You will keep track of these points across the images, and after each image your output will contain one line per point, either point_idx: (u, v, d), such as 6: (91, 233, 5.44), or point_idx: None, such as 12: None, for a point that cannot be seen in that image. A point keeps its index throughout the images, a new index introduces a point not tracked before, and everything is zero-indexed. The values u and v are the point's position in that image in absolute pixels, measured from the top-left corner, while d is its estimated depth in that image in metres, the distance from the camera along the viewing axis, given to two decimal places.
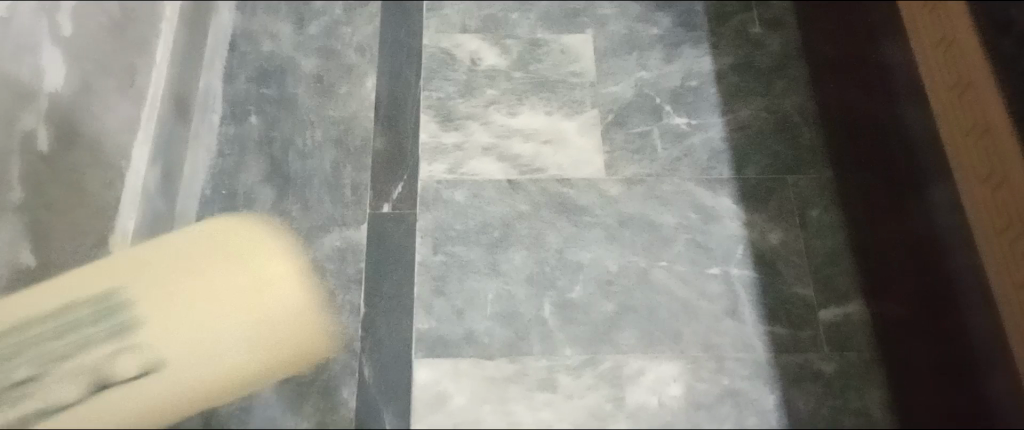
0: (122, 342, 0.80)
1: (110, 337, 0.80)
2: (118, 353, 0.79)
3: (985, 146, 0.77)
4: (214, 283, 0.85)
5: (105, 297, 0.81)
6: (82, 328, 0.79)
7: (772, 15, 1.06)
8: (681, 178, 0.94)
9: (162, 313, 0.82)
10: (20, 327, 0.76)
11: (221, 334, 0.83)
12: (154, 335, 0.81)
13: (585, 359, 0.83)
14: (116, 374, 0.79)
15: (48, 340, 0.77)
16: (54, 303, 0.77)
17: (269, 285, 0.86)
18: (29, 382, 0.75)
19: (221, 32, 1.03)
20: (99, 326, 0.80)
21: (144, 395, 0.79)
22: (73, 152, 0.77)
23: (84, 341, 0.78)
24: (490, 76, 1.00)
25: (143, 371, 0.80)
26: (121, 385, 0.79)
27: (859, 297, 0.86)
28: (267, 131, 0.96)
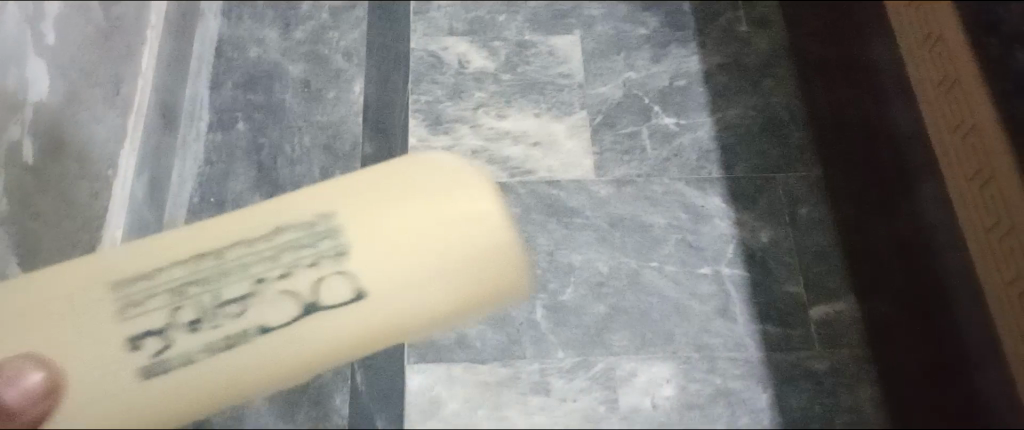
0: (335, 270, 0.47)
1: (325, 263, 0.47)
2: (320, 275, 0.46)
3: (972, 143, 0.77)
4: (382, 189, 0.48)
5: (306, 221, 0.48)
6: (294, 255, 0.47)
7: (759, 14, 1.06)
8: (670, 179, 0.94)
9: (369, 221, 0.47)
10: (189, 260, 0.47)
11: (395, 228, 0.47)
12: (355, 259, 0.47)
13: (578, 362, 0.83)
14: (319, 298, 0.46)
15: (232, 255, 0.47)
16: (254, 231, 0.48)
17: (462, 198, 0.48)
18: (181, 325, 0.46)
19: (206, 39, 1.02)
20: (313, 253, 0.47)
21: (351, 316, 0.47)
22: (62, 163, 0.76)
23: (242, 268, 0.47)
24: (478, 78, 1.00)
25: (349, 295, 0.47)
26: (274, 330, 0.46)
27: (849, 295, 0.87)
28: (255, 138, 0.95)
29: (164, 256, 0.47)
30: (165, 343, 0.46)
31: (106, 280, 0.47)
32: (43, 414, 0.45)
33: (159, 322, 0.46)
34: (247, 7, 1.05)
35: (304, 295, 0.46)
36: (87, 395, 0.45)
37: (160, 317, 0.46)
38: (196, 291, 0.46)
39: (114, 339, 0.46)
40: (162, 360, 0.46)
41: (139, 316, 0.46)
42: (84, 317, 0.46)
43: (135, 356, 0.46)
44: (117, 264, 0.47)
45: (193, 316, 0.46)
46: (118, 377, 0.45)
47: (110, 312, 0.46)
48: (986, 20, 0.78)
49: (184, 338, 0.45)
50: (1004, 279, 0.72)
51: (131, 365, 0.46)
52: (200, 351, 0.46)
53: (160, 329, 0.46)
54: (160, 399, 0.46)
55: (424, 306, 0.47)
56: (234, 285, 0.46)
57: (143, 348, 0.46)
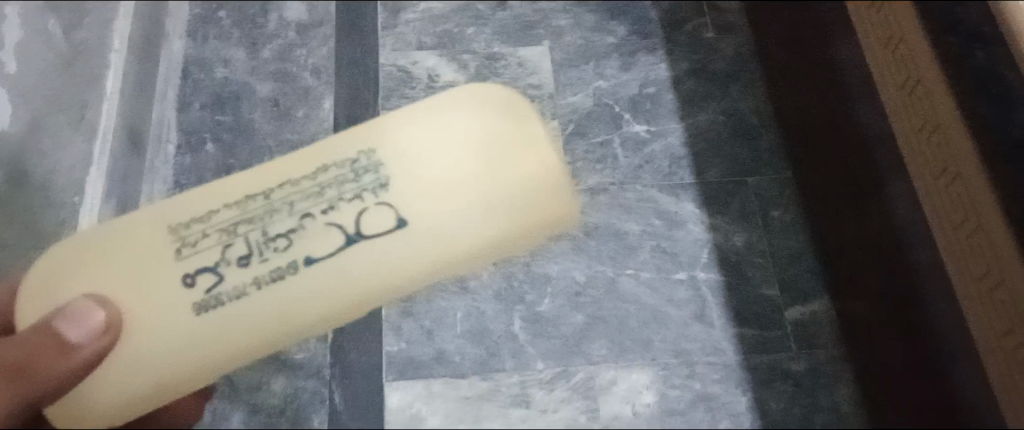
0: (377, 203, 0.45)
1: (367, 197, 0.45)
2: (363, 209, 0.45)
3: (936, 141, 0.77)
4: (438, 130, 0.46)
5: (348, 160, 0.46)
6: (340, 191, 0.45)
7: (724, 20, 1.07)
8: (644, 186, 0.94)
9: (406, 170, 0.45)
10: (242, 201, 0.45)
11: (434, 168, 0.45)
12: (403, 188, 0.45)
13: (557, 373, 0.83)
14: (362, 228, 0.45)
15: (280, 195, 0.45)
16: (302, 168, 0.46)
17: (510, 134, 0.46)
18: (231, 262, 0.44)
19: (172, 60, 1.01)
20: (354, 189, 0.45)
21: (392, 250, 0.45)
22: (26, 192, 0.74)
23: (292, 207, 0.45)
24: (449, 91, 1.00)
25: (392, 227, 0.45)
26: (318, 262, 0.45)
27: (823, 296, 0.88)
28: (225, 159, 0.94)
29: (216, 197, 0.45)
30: (217, 276, 0.44)
31: (163, 224, 0.45)
32: (95, 355, 0.43)
33: (214, 259, 0.44)
34: (212, 27, 1.04)
35: (346, 227, 0.45)
36: (143, 335, 0.43)
37: (212, 254, 0.44)
38: (245, 230, 0.45)
39: (168, 278, 0.44)
40: (217, 293, 0.44)
41: (193, 258, 0.44)
42: (145, 259, 0.44)
43: (189, 293, 0.44)
44: (174, 208, 0.45)
45: (244, 253, 0.44)
46: (176, 316, 0.44)
47: (163, 256, 0.44)
48: (948, 20, 0.75)
49: (236, 272, 0.44)
50: (976, 275, 0.74)
51: (186, 304, 0.44)
52: (248, 286, 0.44)
53: (216, 266, 0.44)
54: (216, 330, 0.44)
55: (459, 244, 0.46)
56: (281, 223, 0.45)
57: (195, 286, 0.44)
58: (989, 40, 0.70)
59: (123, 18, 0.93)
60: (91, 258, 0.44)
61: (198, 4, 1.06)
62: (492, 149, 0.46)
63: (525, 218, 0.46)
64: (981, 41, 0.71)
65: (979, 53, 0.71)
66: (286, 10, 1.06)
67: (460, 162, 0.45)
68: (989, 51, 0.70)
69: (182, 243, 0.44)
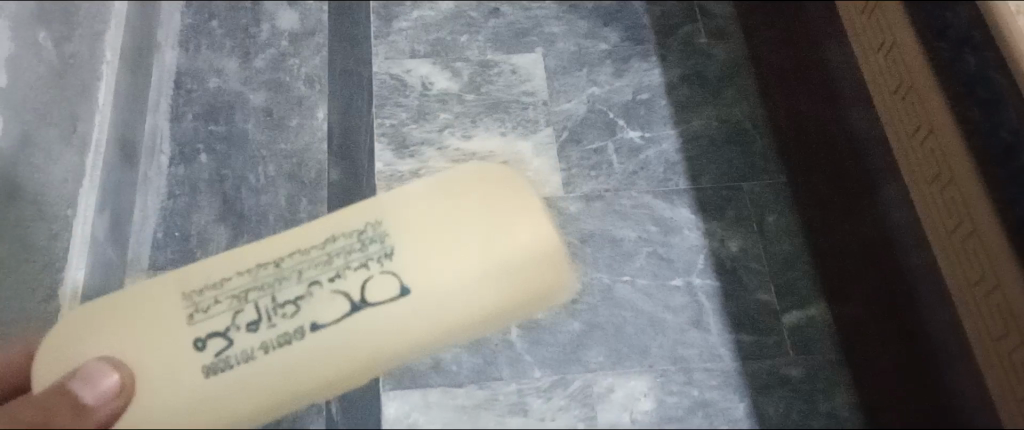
0: (379, 272, 0.57)
1: (372, 265, 0.57)
2: (368, 277, 0.57)
3: (928, 145, 0.78)
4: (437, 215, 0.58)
5: (354, 234, 0.58)
6: (344, 262, 0.57)
7: (717, 25, 1.07)
8: (639, 192, 0.94)
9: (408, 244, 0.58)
10: (255, 269, 0.57)
11: (433, 243, 0.58)
12: (404, 261, 0.57)
13: (555, 381, 0.83)
14: (366, 296, 0.57)
15: (289, 264, 0.57)
16: (314, 241, 0.58)
17: (508, 206, 0.59)
18: (241, 327, 0.56)
19: (165, 70, 1.01)
20: (359, 259, 0.57)
21: (389, 311, 0.57)
22: (16, 205, 0.76)
23: (299, 275, 0.57)
24: (442, 99, 1.00)
25: (395, 294, 0.57)
26: (324, 326, 0.56)
27: (819, 300, 0.88)
28: (219, 169, 0.94)
29: (240, 264, 0.57)
30: (227, 340, 0.55)
31: (178, 291, 0.57)
32: (110, 416, 0.55)
33: (225, 324, 0.56)
34: (204, 37, 1.04)
35: (353, 295, 0.57)
36: (155, 395, 0.55)
37: (225, 318, 0.56)
38: (256, 295, 0.56)
39: (184, 341, 0.55)
40: (225, 356, 0.55)
41: (204, 323, 0.56)
42: (161, 328, 0.56)
43: (200, 356, 0.55)
44: (190, 279, 0.57)
45: (254, 318, 0.56)
46: (180, 374, 0.55)
47: (179, 321, 0.56)
48: (936, 24, 0.78)
49: (247, 336, 0.56)
50: (969, 281, 0.74)
51: (192, 367, 0.55)
52: (256, 349, 0.55)
53: (225, 331, 0.55)
54: (220, 390, 0.55)
55: (449, 306, 0.58)
56: (287, 291, 0.56)
57: (205, 349, 0.55)
58: (977, 44, 0.73)
59: (113, 31, 0.93)
60: (111, 327, 0.56)
61: (189, 14, 1.06)
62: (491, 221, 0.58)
63: (519, 286, 0.60)
64: (971, 46, 0.74)
65: (968, 58, 0.74)
66: (278, 19, 1.06)
67: (456, 234, 0.58)
68: (978, 55, 0.73)
69: (196, 309, 0.56)
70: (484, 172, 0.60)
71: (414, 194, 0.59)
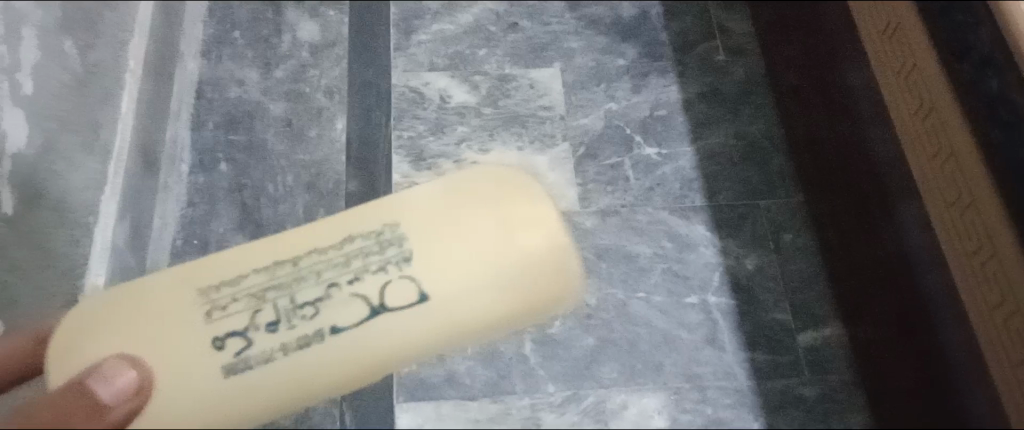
0: (400, 275, 0.46)
1: (391, 269, 0.46)
2: (387, 282, 0.46)
3: (949, 168, 0.75)
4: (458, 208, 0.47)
5: (373, 230, 0.47)
6: (365, 262, 0.46)
7: (735, 43, 1.07)
8: (654, 208, 0.94)
9: (429, 243, 0.47)
10: (271, 265, 0.47)
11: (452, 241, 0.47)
12: (424, 263, 0.46)
13: (569, 395, 0.83)
14: (386, 301, 0.46)
15: (306, 262, 0.47)
16: (330, 237, 0.47)
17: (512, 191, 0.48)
18: (260, 327, 0.45)
19: (186, 80, 1.02)
20: (379, 260, 0.46)
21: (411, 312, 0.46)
22: (37, 212, 0.75)
23: (316, 273, 0.46)
24: (460, 112, 1.00)
25: (414, 300, 0.46)
26: (343, 332, 0.46)
27: (835, 320, 0.87)
28: (238, 178, 0.95)
29: (245, 261, 0.47)
30: (246, 340, 0.45)
31: (190, 285, 0.46)
32: (127, 415, 0.45)
33: (242, 324, 0.45)
34: (226, 47, 1.05)
35: (372, 300, 0.46)
36: (173, 396, 0.44)
37: (242, 319, 0.45)
38: (273, 295, 0.46)
39: (199, 341, 0.45)
40: (244, 356, 0.45)
41: (222, 321, 0.45)
42: (175, 322, 0.45)
43: (217, 357, 0.45)
44: (208, 268, 0.47)
45: (273, 318, 0.45)
46: (200, 377, 0.45)
47: (195, 318, 0.45)
48: (959, 47, 0.73)
49: (265, 337, 0.45)
50: (990, 304, 0.71)
51: (210, 368, 0.45)
52: (277, 351, 0.45)
53: (244, 331, 0.45)
54: (228, 399, 0.45)
55: (479, 306, 0.46)
56: (307, 291, 0.46)
57: (224, 349, 0.45)
58: (1001, 68, 0.68)
59: (137, 41, 0.94)
60: (128, 320, 0.46)
61: (212, 25, 1.07)
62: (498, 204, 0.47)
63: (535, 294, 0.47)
64: (992, 67, 0.69)
65: (990, 78, 0.70)
66: (299, 31, 1.07)
67: (465, 226, 0.47)
68: (1000, 77, 0.68)
69: (214, 305, 0.46)
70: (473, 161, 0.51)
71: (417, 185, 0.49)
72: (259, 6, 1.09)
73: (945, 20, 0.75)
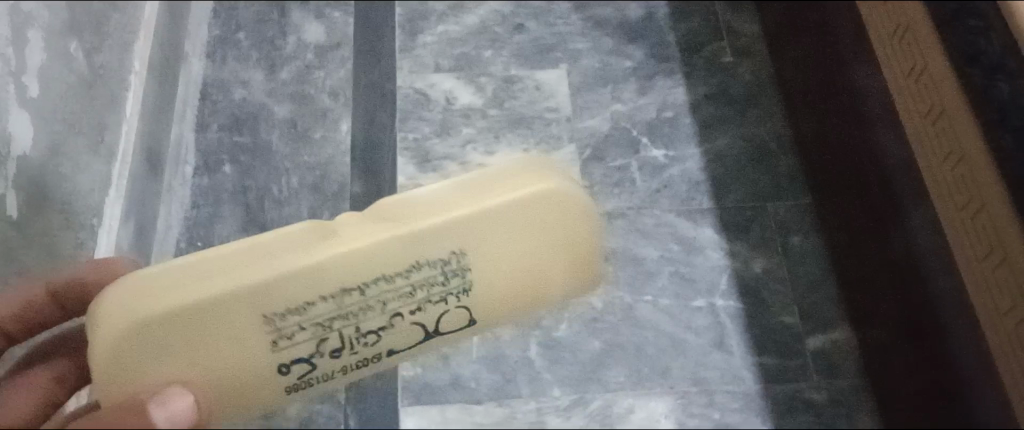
0: (456, 305, 0.57)
1: (450, 301, 0.56)
2: (444, 311, 0.57)
3: (960, 172, 0.72)
4: (505, 240, 0.56)
5: (441, 259, 0.54)
6: (427, 294, 0.55)
7: (742, 44, 1.07)
8: (661, 210, 0.94)
9: (481, 274, 0.56)
10: (339, 295, 0.53)
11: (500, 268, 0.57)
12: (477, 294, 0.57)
13: (575, 399, 0.82)
14: (439, 327, 0.58)
15: (373, 294, 0.54)
16: (397, 266, 0.54)
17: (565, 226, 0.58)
18: (326, 353, 0.55)
19: (190, 82, 1.02)
20: (440, 291, 0.56)
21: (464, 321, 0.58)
22: (44, 215, 0.74)
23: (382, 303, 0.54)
24: (466, 114, 1.00)
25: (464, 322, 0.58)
26: (398, 351, 0.58)
27: (842, 324, 0.88)
28: (242, 180, 0.95)
29: (315, 291, 0.52)
30: (311, 364, 0.55)
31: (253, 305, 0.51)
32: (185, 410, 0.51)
33: (310, 350, 0.55)
34: (231, 49, 1.05)
35: (427, 325, 0.57)
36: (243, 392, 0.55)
37: (310, 345, 0.54)
38: (339, 324, 0.54)
39: (270, 359, 0.54)
40: (308, 377, 0.56)
41: (291, 347, 0.54)
42: (243, 344, 0.52)
43: (283, 378, 0.55)
44: (277, 297, 0.51)
45: (337, 346, 0.55)
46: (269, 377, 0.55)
47: (262, 343, 0.53)
48: (969, 50, 0.73)
49: (328, 361, 0.56)
50: (1000, 309, 0.68)
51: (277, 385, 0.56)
52: (336, 370, 0.57)
53: (311, 356, 0.55)
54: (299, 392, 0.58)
55: (505, 314, 0.60)
56: (372, 322, 0.55)
57: (288, 373, 0.55)
58: (1013, 72, 0.70)
59: (142, 42, 0.94)
60: (181, 343, 0.51)
61: (217, 26, 1.07)
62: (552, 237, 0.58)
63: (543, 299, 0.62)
64: (1005, 72, 0.70)
65: (1001, 84, 0.70)
66: (304, 32, 1.06)
67: (521, 256, 0.57)
68: (1013, 82, 0.70)
69: (281, 332, 0.53)
70: (533, 178, 0.56)
71: (482, 211, 0.54)
72: (263, 8, 1.08)
73: (957, 25, 0.75)
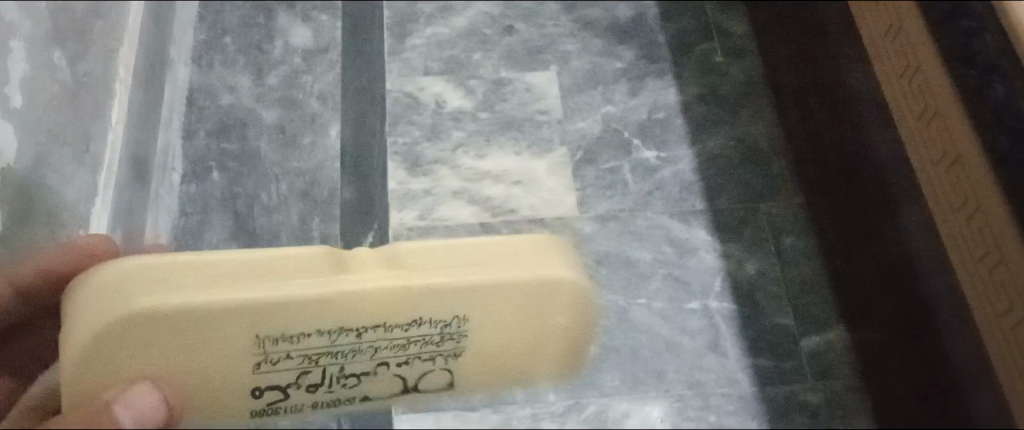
0: (442, 366, 0.52)
1: (436, 359, 0.52)
2: (430, 369, 0.52)
3: (955, 175, 0.72)
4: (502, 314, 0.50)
5: (441, 322, 0.49)
6: (422, 348, 0.50)
7: (734, 44, 1.06)
8: (654, 212, 0.93)
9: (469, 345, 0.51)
10: (330, 338, 0.48)
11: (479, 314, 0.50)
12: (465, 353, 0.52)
13: (570, 405, 0.81)
14: (420, 383, 0.53)
15: (368, 338, 0.49)
16: (400, 320, 0.48)
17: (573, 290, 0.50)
18: (300, 387, 0.50)
19: (176, 87, 1.00)
20: (432, 349, 0.51)
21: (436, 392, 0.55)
22: (29, 228, 0.73)
23: (371, 342, 0.49)
24: (456, 117, 0.99)
25: (443, 382, 0.53)
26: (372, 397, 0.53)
27: (837, 325, 0.87)
28: (231, 188, 0.93)
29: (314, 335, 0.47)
30: (283, 394, 0.50)
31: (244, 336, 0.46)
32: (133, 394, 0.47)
33: (288, 380, 0.49)
34: (217, 53, 1.03)
35: (408, 380, 0.52)
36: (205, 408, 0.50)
37: (289, 375, 0.49)
38: (325, 362, 0.49)
39: (244, 383, 0.49)
40: (275, 406, 0.51)
41: (273, 372, 0.48)
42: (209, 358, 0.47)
43: (253, 401, 0.50)
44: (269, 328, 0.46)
45: (317, 381, 0.50)
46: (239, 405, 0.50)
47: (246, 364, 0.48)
48: (963, 53, 0.70)
49: (301, 394, 0.51)
50: (997, 311, 0.68)
51: (244, 406, 0.51)
52: (307, 403, 0.52)
53: (283, 387, 0.50)
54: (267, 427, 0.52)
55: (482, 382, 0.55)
56: (358, 365, 0.50)
57: (261, 396, 0.50)
58: (1008, 73, 0.65)
59: (126, 49, 0.94)
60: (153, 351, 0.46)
61: (203, 31, 1.05)
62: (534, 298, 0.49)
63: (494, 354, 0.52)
64: (999, 73, 0.66)
65: (996, 86, 0.66)
66: (291, 36, 1.05)
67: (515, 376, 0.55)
68: (1008, 83, 0.65)
69: (267, 357, 0.48)
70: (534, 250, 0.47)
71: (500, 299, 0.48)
72: (250, 11, 1.07)
73: (951, 25, 0.72)
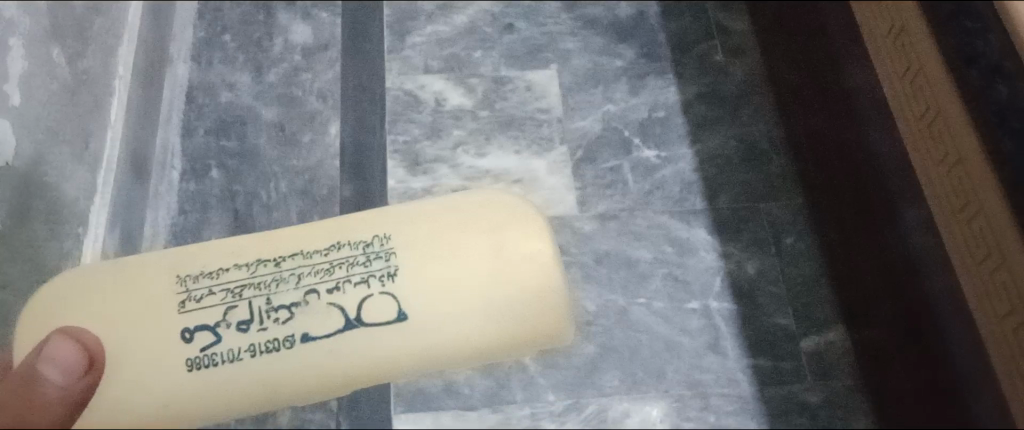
0: (381, 291, 0.53)
1: (372, 286, 0.53)
2: (368, 296, 0.53)
3: (957, 176, 0.74)
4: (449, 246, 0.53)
5: (362, 242, 0.54)
6: (350, 272, 0.53)
7: (735, 42, 1.05)
8: (654, 212, 0.93)
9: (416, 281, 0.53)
10: (253, 264, 0.53)
11: (422, 246, 0.53)
12: (410, 284, 0.53)
13: (569, 405, 0.82)
14: (364, 316, 0.52)
15: (288, 264, 0.53)
16: (317, 245, 0.54)
17: (509, 213, 0.54)
18: (230, 326, 0.52)
19: (176, 85, 1.00)
20: (364, 272, 0.53)
21: (404, 347, 0.53)
22: (29, 227, 0.73)
23: (297, 272, 0.53)
24: (456, 116, 0.99)
25: (393, 316, 0.52)
26: (314, 338, 0.52)
27: (839, 324, 0.86)
28: (230, 185, 0.93)
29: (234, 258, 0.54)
30: (215, 336, 0.52)
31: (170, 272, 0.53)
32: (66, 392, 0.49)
33: (214, 318, 0.52)
34: (217, 50, 1.03)
35: (350, 315, 0.52)
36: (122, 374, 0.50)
37: (217, 310, 0.52)
38: (251, 293, 0.53)
39: (168, 331, 0.51)
40: (210, 353, 0.51)
41: (194, 313, 0.52)
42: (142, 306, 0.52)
43: (183, 349, 0.51)
44: (188, 261, 0.53)
45: (246, 317, 0.52)
46: (169, 368, 0.51)
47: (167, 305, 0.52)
48: (966, 53, 0.72)
49: (235, 333, 0.52)
50: (1000, 312, 0.70)
51: (177, 359, 0.51)
52: (242, 351, 0.52)
53: (212, 327, 0.52)
54: (204, 385, 0.51)
55: (450, 343, 0.53)
56: (286, 296, 0.53)
57: (192, 342, 0.52)
58: (1010, 74, 0.67)
59: (125, 46, 0.94)
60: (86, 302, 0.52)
61: (202, 27, 1.05)
62: (471, 223, 0.54)
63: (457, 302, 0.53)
64: (1003, 75, 0.67)
65: (999, 86, 0.68)
66: (291, 33, 1.05)
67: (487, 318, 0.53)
68: (1010, 85, 0.67)
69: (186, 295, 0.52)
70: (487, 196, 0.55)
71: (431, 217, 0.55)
72: (249, 8, 1.06)
73: (955, 26, 0.73)
